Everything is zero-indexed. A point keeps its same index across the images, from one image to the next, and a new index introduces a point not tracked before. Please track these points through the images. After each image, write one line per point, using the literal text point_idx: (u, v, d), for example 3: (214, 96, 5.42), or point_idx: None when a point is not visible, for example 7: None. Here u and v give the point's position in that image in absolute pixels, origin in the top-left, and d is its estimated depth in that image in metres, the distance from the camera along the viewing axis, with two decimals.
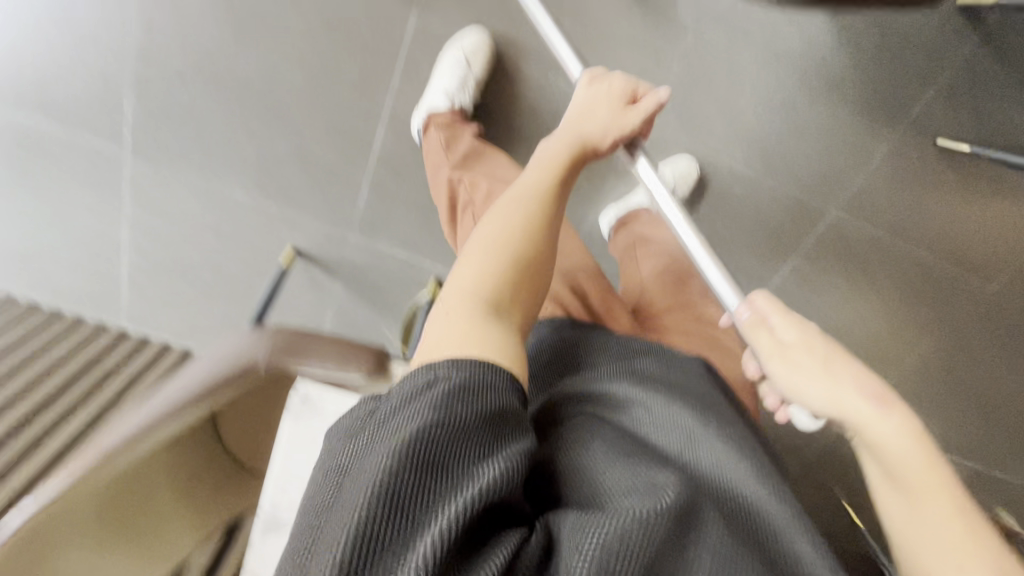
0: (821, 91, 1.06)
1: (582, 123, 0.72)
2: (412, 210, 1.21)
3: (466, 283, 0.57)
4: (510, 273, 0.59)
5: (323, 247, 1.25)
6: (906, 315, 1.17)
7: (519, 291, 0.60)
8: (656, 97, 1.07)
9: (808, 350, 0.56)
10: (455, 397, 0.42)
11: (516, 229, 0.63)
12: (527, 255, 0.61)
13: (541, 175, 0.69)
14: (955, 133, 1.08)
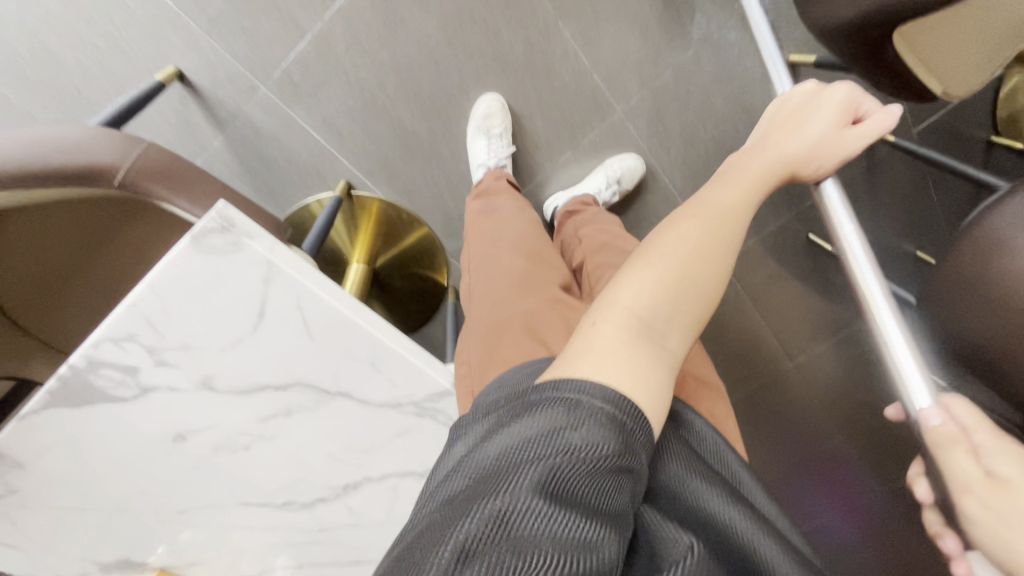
0: None
1: (807, 146, 0.58)
2: (352, 91, 1.02)
3: (624, 307, 0.47)
4: (674, 288, 0.49)
5: (223, 89, 0.99)
6: (747, 370, 1.37)
7: (670, 319, 0.48)
8: (638, 95, 1.09)
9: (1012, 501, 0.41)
10: (605, 424, 0.37)
11: (689, 254, 0.51)
12: (693, 276, 0.50)
13: (732, 189, 0.56)
14: (826, 235, 1.29)
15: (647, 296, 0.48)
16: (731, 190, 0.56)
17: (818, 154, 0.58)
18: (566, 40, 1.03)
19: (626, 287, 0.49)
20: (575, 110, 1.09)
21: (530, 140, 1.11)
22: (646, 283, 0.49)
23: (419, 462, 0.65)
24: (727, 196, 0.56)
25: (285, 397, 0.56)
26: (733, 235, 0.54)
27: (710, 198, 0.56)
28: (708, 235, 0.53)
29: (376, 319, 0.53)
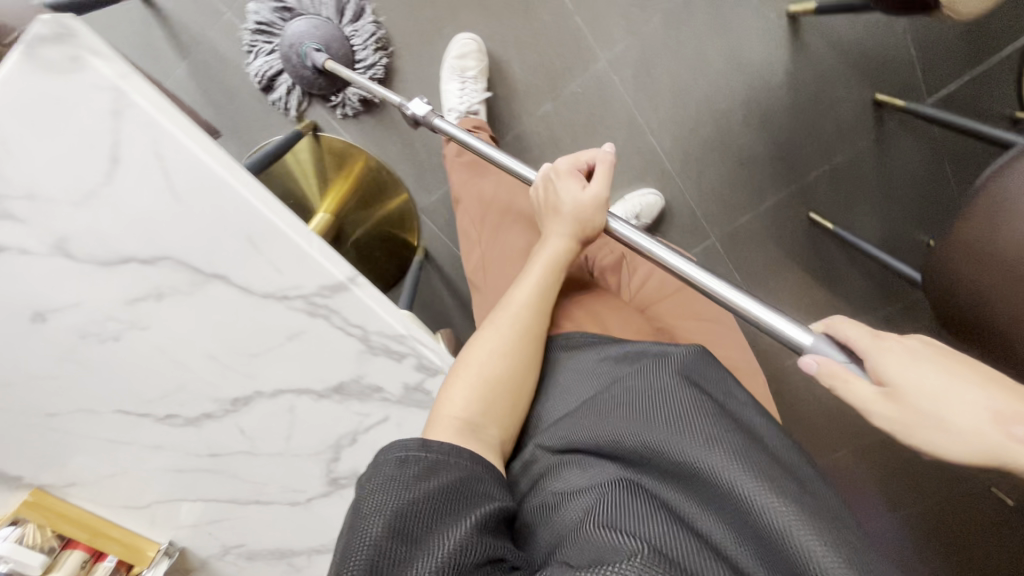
0: (752, 121, 1.12)
1: (579, 216, 0.71)
2: (321, 21, 1.00)
3: (455, 416, 0.56)
4: (489, 393, 0.60)
5: (192, 13, 0.98)
6: None
7: (501, 415, 0.61)
8: (621, 42, 1.04)
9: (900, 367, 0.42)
10: (431, 471, 0.48)
11: (502, 341, 0.66)
12: (510, 380, 0.63)
13: (529, 290, 0.71)
14: (829, 213, 1.19)
15: (483, 395, 0.59)
16: (526, 278, 0.71)
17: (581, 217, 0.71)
18: None
19: (458, 379, 0.60)
20: (552, 57, 1.04)
21: (506, 88, 1.06)
22: (472, 389, 0.59)
23: (317, 378, 0.57)
24: (520, 290, 0.71)
25: (153, 274, 0.49)
26: (530, 320, 0.68)
27: (512, 295, 0.69)
28: (511, 328, 0.66)
29: (253, 186, 0.46)
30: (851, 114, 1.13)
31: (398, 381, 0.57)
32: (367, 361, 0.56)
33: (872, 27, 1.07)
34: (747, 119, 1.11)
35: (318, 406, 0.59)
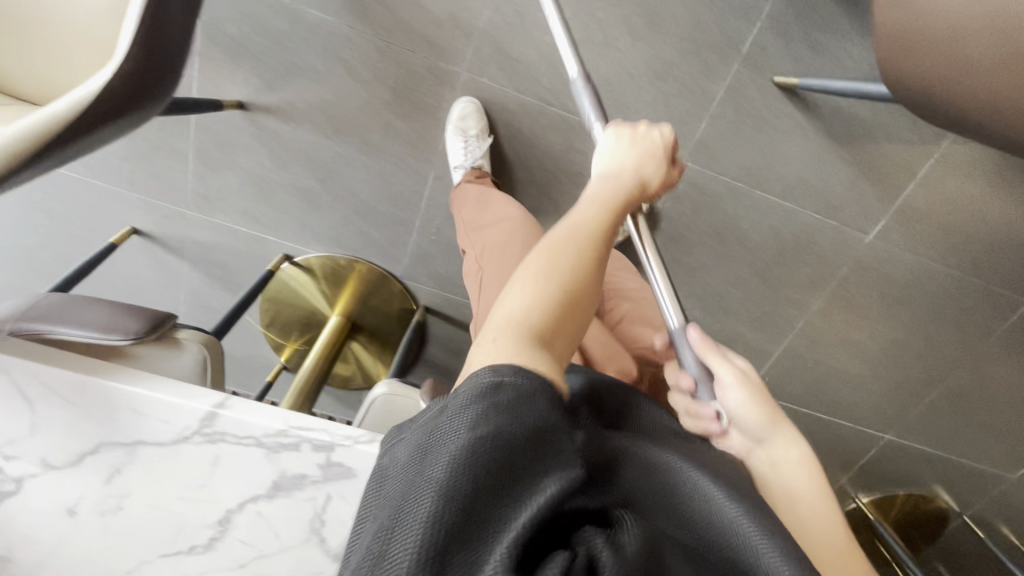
0: (648, 32, 1.01)
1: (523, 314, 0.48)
2: (247, 179, 1.16)
3: (509, 314, 0.48)
4: (557, 307, 0.49)
5: (162, 226, 1.21)
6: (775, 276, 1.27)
7: (567, 324, 0.50)
8: (469, 46, 1.02)
9: (762, 401, 0.56)
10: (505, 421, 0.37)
11: (543, 288, 0.50)
12: (574, 294, 0.51)
13: (537, 303, 0.49)
14: (787, 69, 1.04)
15: (545, 310, 0.48)
16: (582, 209, 0.57)
17: (643, 182, 0.62)
18: (373, 41, 1.02)
19: (496, 317, 0.48)
20: (423, 94, 1.07)
21: (408, 145, 1.12)
22: (530, 288, 0.50)
23: (257, 484, 0.66)
24: (539, 291, 0.50)
25: (104, 457, 0.64)
26: (591, 252, 0.54)
27: (567, 220, 0.57)
28: (573, 249, 0.53)
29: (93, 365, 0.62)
30: None
31: (311, 465, 0.64)
32: (277, 458, 0.65)
33: None
34: (637, 35, 1.01)
35: (275, 507, 0.66)
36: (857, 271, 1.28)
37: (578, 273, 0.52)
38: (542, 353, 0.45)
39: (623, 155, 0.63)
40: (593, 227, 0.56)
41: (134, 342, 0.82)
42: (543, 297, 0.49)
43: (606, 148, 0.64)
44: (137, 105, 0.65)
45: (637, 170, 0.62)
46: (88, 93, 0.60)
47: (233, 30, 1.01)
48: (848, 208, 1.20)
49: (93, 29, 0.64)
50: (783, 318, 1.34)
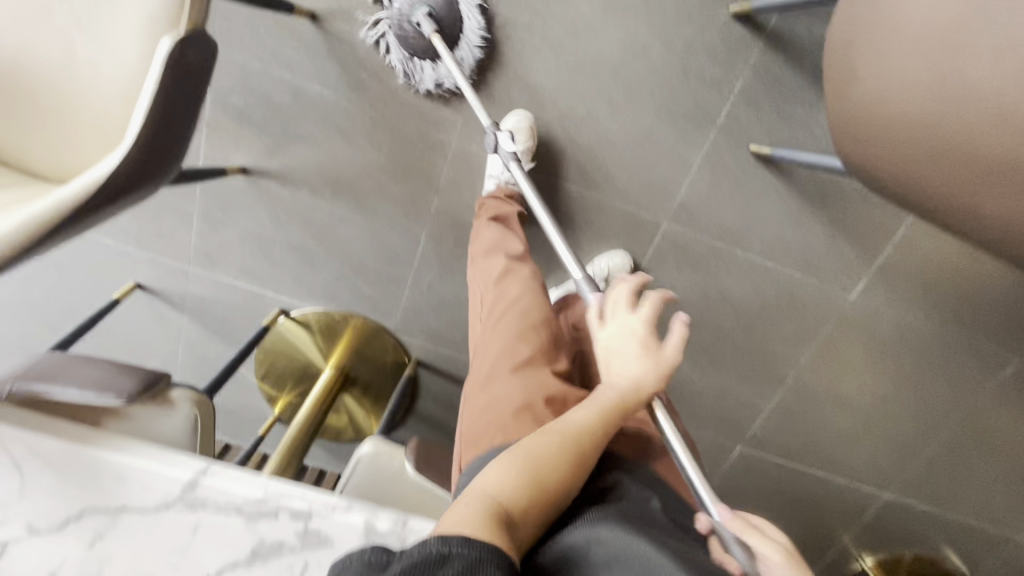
0: (627, 104, 1.07)
1: (500, 488, 0.54)
2: (246, 237, 1.21)
3: (486, 490, 0.53)
4: (531, 494, 0.55)
5: (165, 281, 1.26)
6: (759, 331, 1.30)
7: (534, 500, 0.55)
8: (458, 116, 1.09)
9: (761, 539, 0.57)
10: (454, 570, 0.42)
11: (513, 469, 0.56)
12: (545, 483, 0.56)
13: (502, 474, 0.56)
14: (761, 138, 1.09)
15: (517, 495, 0.53)
16: (580, 412, 0.62)
17: (639, 392, 0.65)
18: (368, 113, 1.08)
19: (485, 482, 0.55)
20: (415, 161, 1.12)
21: (401, 207, 1.17)
22: (509, 470, 0.55)
23: (235, 549, 0.65)
24: (508, 479, 0.55)
25: (89, 523, 0.64)
26: (573, 458, 0.59)
27: (567, 416, 0.62)
28: (559, 445, 0.59)
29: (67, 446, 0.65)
30: (719, 37, 1.01)
31: (289, 531, 0.66)
32: (257, 525, 0.66)
33: None
34: (616, 106, 1.07)
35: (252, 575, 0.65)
36: (842, 327, 1.29)
37: (556, 461, 0.57)
38: (501, 523, 0.49)
39: (631, 365, 0.65)
40: (581, 428, 0.61)
41: (125, 403, 0.84)
42: (515, 480, 0.55)
43: (610, 343, 0.67)
44: (138, 185, 0.69)
45: (634, 377, 0.65)
46: (92, 180, 0.64)
47: (238, 103, 1.07)
48: (829, 266, 1.22)
49: (103, 120, 0.68)
50: (772, 373, 1.35)
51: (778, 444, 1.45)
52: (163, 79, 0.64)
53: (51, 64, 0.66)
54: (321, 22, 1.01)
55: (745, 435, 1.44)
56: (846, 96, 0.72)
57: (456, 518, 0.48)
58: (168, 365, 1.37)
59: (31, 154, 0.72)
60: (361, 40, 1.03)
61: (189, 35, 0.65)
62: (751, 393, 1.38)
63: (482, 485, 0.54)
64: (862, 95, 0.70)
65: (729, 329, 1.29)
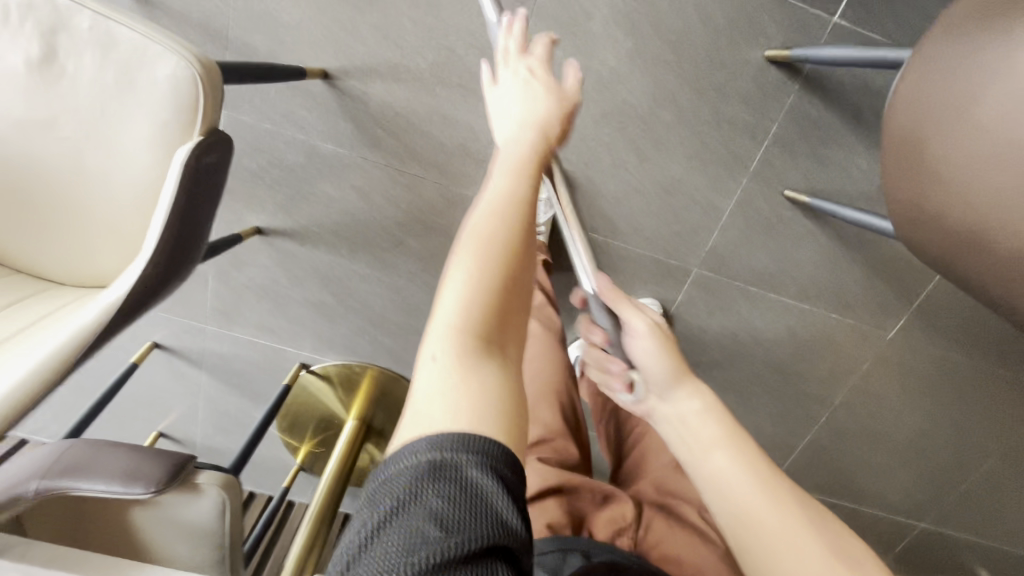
0: (655, 153, 1.02)
1: (471, 307, 0.42)
2: (264, 295, 1.18)
3: (443, 330, 0.41)
4: (499, 296, 0.44)
5: (182, 341, 1.23)
6: (791, 371, 1.26)
7: (502, 324, 0.44)
8: (479, 170, 1.04)
9: (664, 348, 0.61)
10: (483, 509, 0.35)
11: (478, 291, 0.44)
12: (497, 312, 0.44)
13: (475, 295, 0.43)
14: (797, 183, 1.04)
15: (490, 307, 0.43)
16: (503, 178, 0.53)
17: (546, 129, 0.59)
18: (385, 170, 1.04)
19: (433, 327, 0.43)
20: (435, 215, 1.08)
21: (421, 261, 1.13)
22: (465, 291, 0.43)
23: None
24: (473, 282, 0.44)
25: None
26: (517, 217, 0.50)
27: (490, 187, 0.53)
28: (499, 218, 0.49)
29: None
30: (753, 83, 0.96)
31: None
32: None
33: None
34: (644, 156, 1.02)
35: None
36: (878, 365, 1.25)
37: (515, 256, 0.47)
38: (493, 365, 0.41)
39: (525, 105, 0.60)
40: (515, 194, 0.52)
41: (156, 493, 0.83)
42: (480, 291, 0.43)
43: (514, 97, 0.60)
44: (159, 295, 0.65)
45: (540, 118, 0.59)
46: (113, 301, 0.60)
47: (250, 164, 1.04)
48: (865, 306, 1.18)
49: (118, 225, 0.64)
50: (804, 411, 1.32)
51: (810, 480, 1.42)
52: (182, 188, 0.60)
53: (60, 174, 0.62)
54: (334, 81, 0.96)
55: (777, 472, 1.41)
56: (938, 152, 0.59)
57: (449, 402, 0.38)
58: (188, 419, 1.35)
59: (42, 261, 0.68)
60: (377, 98, 0.98)
61: (207, 139, 0.62)
62: (782, 431, 1.35)
63: (442, 316, 0.42)
64: (970, 159, 0.57)
65: (760, 371, 1.26)
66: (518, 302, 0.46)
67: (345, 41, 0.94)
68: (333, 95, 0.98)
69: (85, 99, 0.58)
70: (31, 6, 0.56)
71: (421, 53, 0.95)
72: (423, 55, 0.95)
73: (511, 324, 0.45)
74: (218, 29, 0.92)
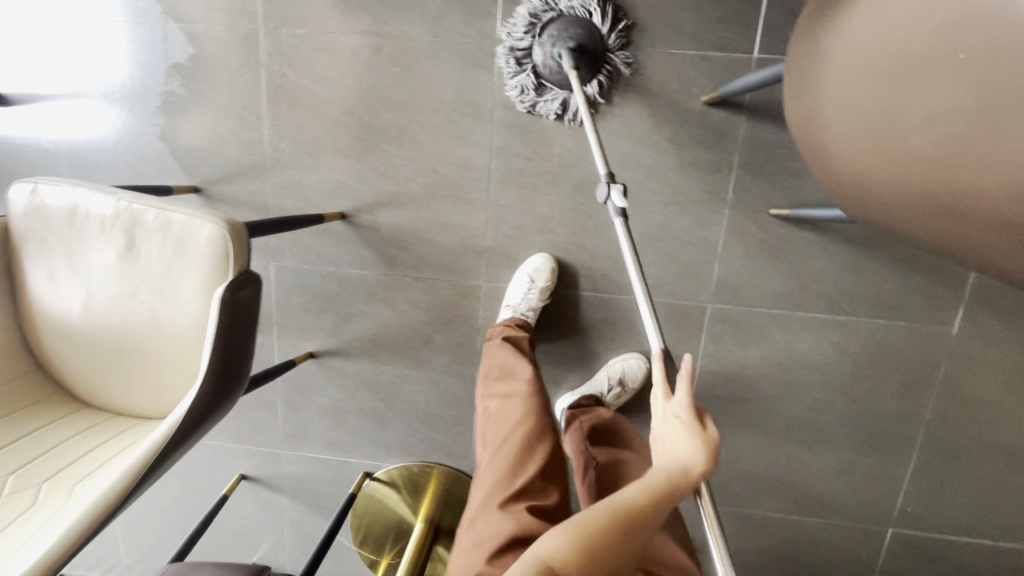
0: (632, 207, 1.10)
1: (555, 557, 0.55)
2: (325, 413, 1.32)
3: (539, 551, 0.56)
4: (581, 551, 0.55)
5: (264, 469, 1.38)
6: (854, 392, 1.16)
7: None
8: (482, 261, 1.17)
9: None
10: None
11: (563, 537, 0.56)
12: (587, 557, 0.55)
13: (560, 543, 0.56)
14: (778, 202, 1.07)
15: (571, 558, 0.55)
16: (635, 483, 0.61)
17: (688, 473, 0.61)
18: (404, 280, 1.20)
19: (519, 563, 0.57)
20: (453, 309, 1.21)
21: (451, 353, 1.24)
22: (561, 531, 0.57)
23: None
24: (561, 539, 0.56)
25: None
26: (623, 520, 0.57)
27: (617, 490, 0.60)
28: (608, 511, 0.58)
29: None
30: (701, 126, 1.05)
31: None
32: None
33: (646, 60, 1.04)
34: (623, 212, 1.11)
35: None
36: (957, 365, 1.12)
37: (604, 546, 0.56)
38: None
39: (680, 446, 0.62)
40: (635, 504, 0.59)
41: None
42: (570, 546, 0.55)
43: (664, 432, 0.65)
44: (216, 408, 0.80)
45: (681, 459, 0.61)
46: (177, 417, 0.76)
47: (298, 300, 1.24)
48: (911, 305, 1.10)
49: (181, 360, 0.81)
50: (893, 435, 1.18)
51: (934, 520, 1.21)
52: (223, 317, 0.77)
53: (142, 329, 0.81)
54: (350, 219, 1.18)
55: (892, 514, 1.22)
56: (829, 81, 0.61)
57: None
58: (275, 546, 1.44)
59: (129, 400, 0.86)
60: (386, 223, 1.17)
61: (238, 276, 0.79)
62: (874, 465, 1.20)
63: (541, 543, 0.57)
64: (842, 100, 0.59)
65: (820, 397, 1.17)
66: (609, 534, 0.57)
67: (355, 186, 1.16)
68: (352, 229, 1.18)
69: (154, 267, 0.79)
70: (115, 212, 0.79)
71: (414, 178, 1.15)
72: (415, 179, 1.14)
73: (600, 564, 0.56)
74: (262, 203, 1.18)
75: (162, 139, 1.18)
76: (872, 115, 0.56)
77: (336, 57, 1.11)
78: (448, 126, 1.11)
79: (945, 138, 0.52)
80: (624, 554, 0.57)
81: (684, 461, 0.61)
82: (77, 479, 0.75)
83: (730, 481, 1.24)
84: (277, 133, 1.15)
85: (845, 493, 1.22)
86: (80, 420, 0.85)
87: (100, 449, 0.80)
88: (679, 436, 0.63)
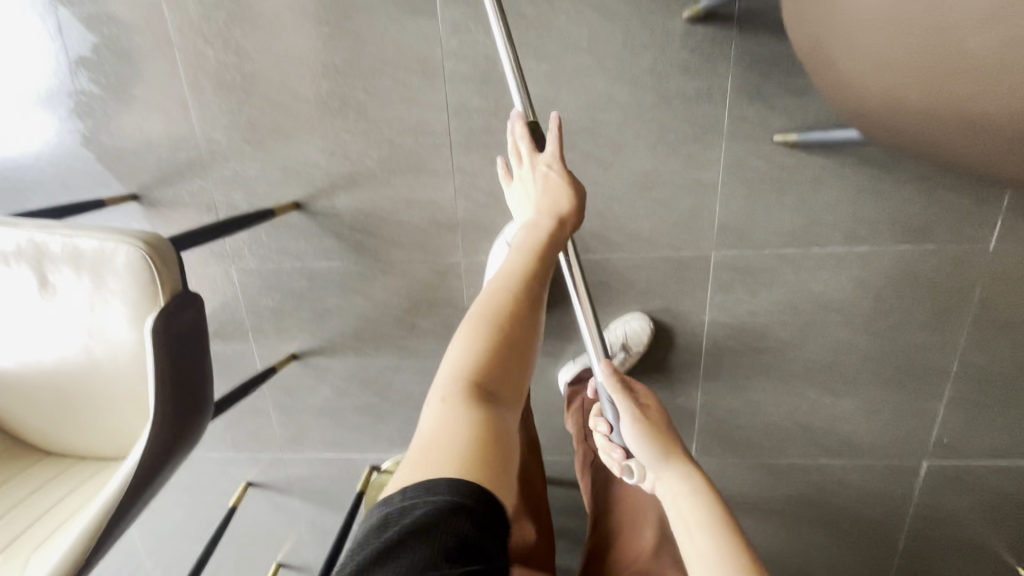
0: (616, 154, 0.97)
1: (468, 367, 0.53)
2: (320, 413, 1.26)
3: (453, 374, 0.52)
4: (494, 348, 0.54)
5: (270, 474, 1.34)
6: (880, 327, 1.06)
7: (502, 370, 0.54)
8: (457, 236, 1.06)
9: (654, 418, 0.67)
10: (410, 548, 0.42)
11: (469, 346, 0.54)
12: (496, 351, 0.54)
13: (470, 347, 0.54)
14: (781, 127, 0.93)
15: (485, 363, 0.53)
16: (510, 257, 0.61)
17: (556, 212, 0.65)
18: (376, 266, 1.10)
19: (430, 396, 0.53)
20: (434, 291, 1.11)
21: (440, 337, 1.15)
22: (466, 343, 0.54)
23: None
24: (465, 343, 0.54)
25: None
26: (522, 293, 0.57)
27: (503, 266, 0.60)
28: (504, 292, 0.57)
29: None
30: (685, 49, 0.91)
31: None
32: None
33: None
34: (606, 161, 0.98)
35: None
36: (994, 285, 1.01)
37: (512, 334, 0.55)
38: (478, 406, 0.51)
39: (535, 200, 0.67)
40: (520, 271, 0.59)
41: None
42: (484, 349, 0.53)
43: (523, 197, 0.69)
44: (177, 446, 0.73)
45: (546, 205, 0.65)
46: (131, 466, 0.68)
47: (269, 301, 1.15)
48: (939, 225, 0.98)
49: (130, 399, 0.74)
50: (924, 367, 1.08)
51: (971, 449, 1.14)
52: (160, 349, 0.68)
53: (79, 370, 0.73)
54: (306, 208, 1.06)
55: (926, 447, 1.15)
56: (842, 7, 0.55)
57: (444, 436, 0.49)
58: (296, 546, 1.42)
59: (87, 445, 0.79)
60: (346, 206, 1.06)
61: (171, 299, 0.70)
62: (906, 401, 1.11)
63: (451, 349, 0.55)
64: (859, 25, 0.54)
65: (843, 337, 1.07)
66: (512, 319, 0.56)
67: (305, 171, 1.04)
68: (310, 219, 1.07)
69: (75, 302, 0.70)
70: (19, 245, 0.69)
71: (368, 153, 1.02)
72: (370, 153, 1.02)
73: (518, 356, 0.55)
74: (208, 203, 1.07)
75: (83, 146, 1.06)
76: (901, 31, 0.50)
77: (256, 23, 0.96)
78: (396, 88, 0.97)
79: (1016, 82, 0.46)
80: (533, 318, 0.57)
81: (552, 208, 0.65)
82: (36, 542, 0.69)
83: (751, 433, 1.17)
84: (207, 120, 1.02)
85: (874, 433, 1.15)
86: (42, 470, 0.79)
87: (63, 503, 0.74)
88: (527, 188, 0.69)
